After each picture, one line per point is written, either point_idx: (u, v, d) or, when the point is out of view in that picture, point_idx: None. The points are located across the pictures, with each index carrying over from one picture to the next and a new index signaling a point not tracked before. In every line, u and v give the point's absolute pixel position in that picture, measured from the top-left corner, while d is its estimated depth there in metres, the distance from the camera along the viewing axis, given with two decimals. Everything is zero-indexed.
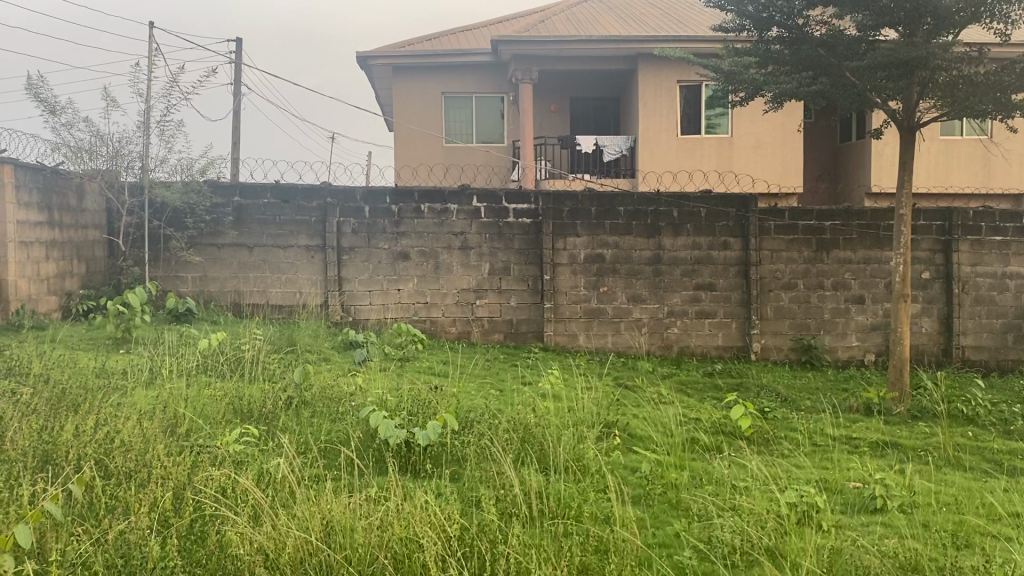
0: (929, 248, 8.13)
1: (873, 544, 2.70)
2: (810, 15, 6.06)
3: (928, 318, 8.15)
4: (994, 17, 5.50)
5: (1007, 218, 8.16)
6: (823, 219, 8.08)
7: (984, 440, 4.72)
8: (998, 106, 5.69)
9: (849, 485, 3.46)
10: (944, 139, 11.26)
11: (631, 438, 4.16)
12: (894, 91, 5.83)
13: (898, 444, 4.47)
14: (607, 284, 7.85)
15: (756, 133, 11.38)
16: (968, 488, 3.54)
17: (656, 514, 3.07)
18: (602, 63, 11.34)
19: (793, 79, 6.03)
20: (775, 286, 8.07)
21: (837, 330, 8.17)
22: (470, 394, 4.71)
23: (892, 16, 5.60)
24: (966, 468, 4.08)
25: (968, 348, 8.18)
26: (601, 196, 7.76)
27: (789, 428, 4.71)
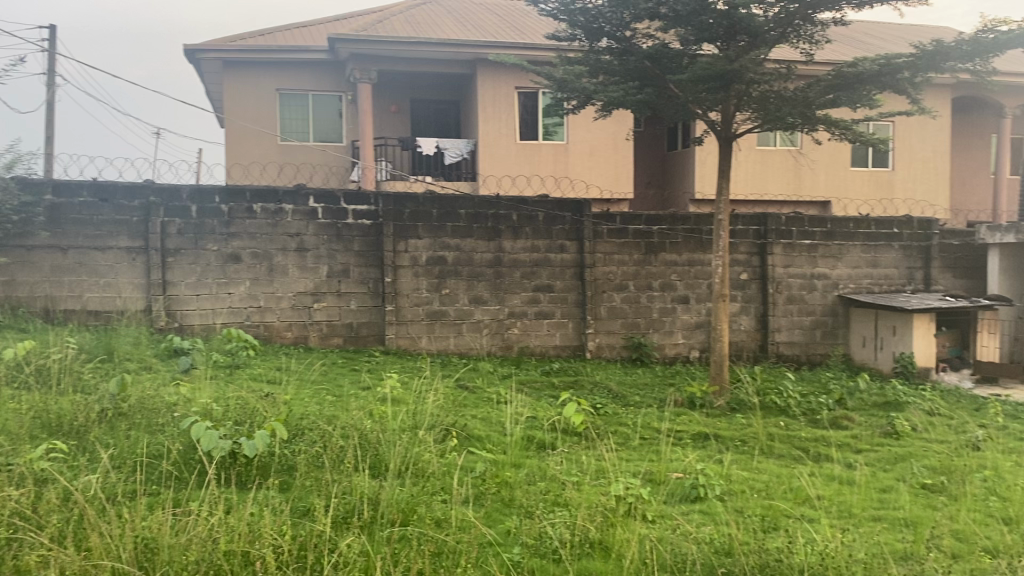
0: (747, 251, 8.66)
1: (692, 532, 2.84)
2: (636, 27, 6.34)
3: (746, 316, 8.69)
4: (800, 37, 6.07)
5: (814, 223, 8.83)
6: (651, 224, 8.46)
7: (794, 429, 5.08)
8: (805, 120, 6.11)
9: (672, 475, 3.62)
10: (760, 149, 12.03)
11: (468, 438, 4.17)
12: (713, 102, 6.18)
13: (717, 435, 4.74)
14: (448, 286, 7.88)
15: (590, 140, 11.76)
16: (778, 475, 3.79)
17: (489, 514, 3.09)
18: (441, 66, 11.36)
19: (621, 88, 6.23)
20: (608, 287, 8.38)
21: (665, 329, 8.59)
22: (303, 401, 4.57)
23: (711, 31, 5.89)
24: (778, 456, 4.37)
25: (782, 343, 8.79)
26: (440, 198, 7.78)
27: (618, 423, 4.90)
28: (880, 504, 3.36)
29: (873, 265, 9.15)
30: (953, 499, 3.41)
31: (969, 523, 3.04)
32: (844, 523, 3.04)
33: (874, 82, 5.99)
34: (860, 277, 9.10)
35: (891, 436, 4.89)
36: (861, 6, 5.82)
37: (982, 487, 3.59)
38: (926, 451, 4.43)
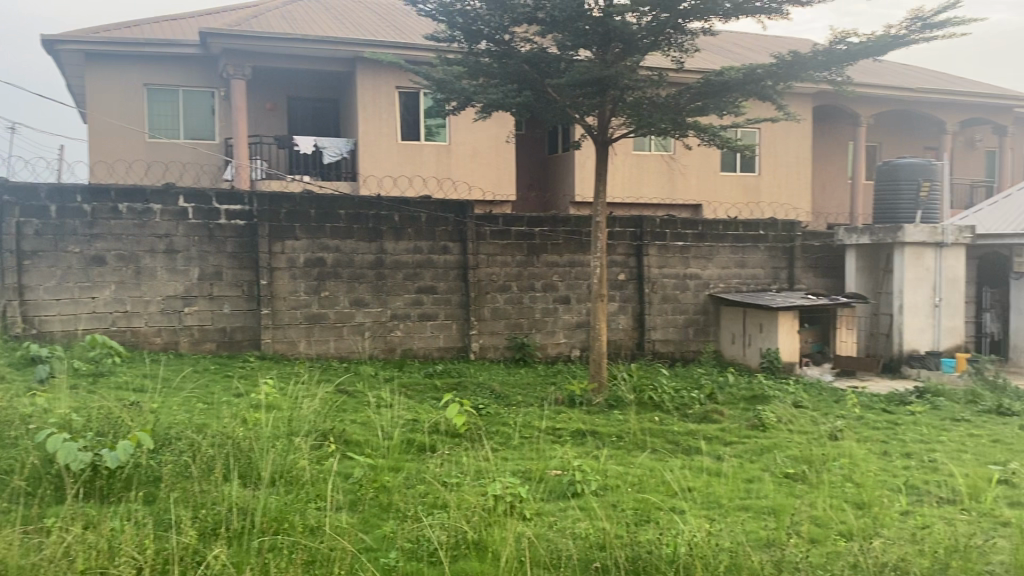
0: (624, 252, 8.89)
1: (568, 528, 2.90)
2: (515, 31, 6.38)
3: (624, 316, 8.92)
4: (671, 45, 6.28)
5: (687, 225, 9.15)
6: (533, 226, 8.57)
7: (667, 423, 5.25)
8: (676, 126, 6.32)
9: (551, 473, 3.67)
10: (635, 155, 12.30)
11: (347, 444, 4.09)
12: (590, 107, 6.31)
13: (595, 432, 4.84)
14: (328, 288, 7.74)
15: (471, 142, 11.80)
16: (651, 468, 3.90)
17: (366, 519, 3.06)
18: (319, 63, 11.15)
19: (500, 90, 6.30)
20: (491, 288, 8.43)
21: (547, 329, 8.71)
22: (172, 409, 4.39)
23: (587, 38, 6.01)
24: (653, 450, 4.50)
25: (657, 341, 9.07)
26: (319, 198, 7.63)
27: (500, 423, 4.93)
28: (746, 493, 3.51)
29: (741, 265, 9.57)
30: (812, 487, 3.60)
31: (826, 508, 3.22)
32: (713, 513, 3.16)
33: (739, 90, 6.25)
34: (729, 277, 9.50)
35: (757, 428, 5.11)
36: (727, 18, 6.06)
37: (839, 474, 3.80)
38: (787, 441, 4.65)
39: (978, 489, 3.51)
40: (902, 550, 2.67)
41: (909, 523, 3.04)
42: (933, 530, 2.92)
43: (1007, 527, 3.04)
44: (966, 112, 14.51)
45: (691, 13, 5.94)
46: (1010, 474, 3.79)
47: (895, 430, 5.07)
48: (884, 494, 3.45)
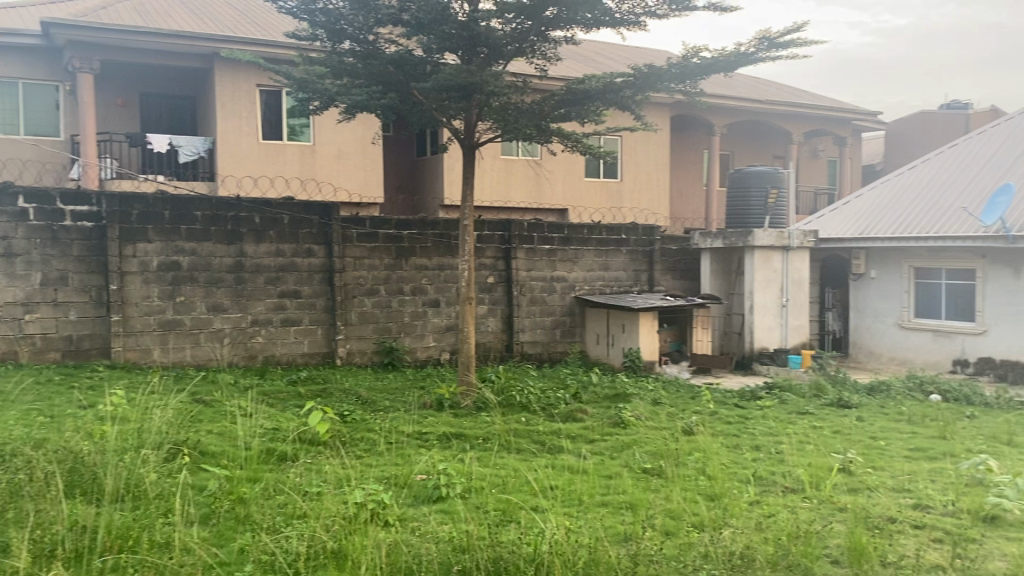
0: (492, 255, 8.95)
1: (431, 532, 2.89)
2: (380, 32, 6.28)
3: (493, 318, 8.97)
4: (535, 52, 6.38)
5: (553, 229, 9.31)
6: (400, 229, 8.51)
7: (533, 423, 5.31)
8: (540, 132, 6.43)
9: (416, 478, 3.64)
10: (503, 160, 12.34)
11: (203, 456, 3.93)
12: (456, 110, 6.31)
13: (462, 435, 4.83)
14: (184, 293, 7.42)
15: (337, 143, 11.61)
16: (516, 469, 3.94)
17: (221, 533, 2.95)
18: (174, 59, 10.68)
19: (365, 91, 6.21)
20: (358, 292, 8.30)
21: (416, 332, 8.67)
22: (9, 424, 4.09)
23: (452, 42, 6.02)
24: (518, 451, 4.54)
25: (525, 343, 9.17)
26: (175, 199, 7.31)
27: (365, 429, 4.86)
28: (606, 489, 3.60)
29: (606, 268, 9.81)
30: (669, 480, 3.74)
31: (682, 501, 3.34)
32: (575, 511, 3.23)
33: (600, 98, 6.42)
34: (594, 280, 9.72)
35: (619, 425, 5.25)
36: (588, 28, 6.22)
37: (693, 468, 3.96)
38: (646, 438, 4.81)
39: (819, 477, 3.74)
40: (750, 538, 2.81)
41: (757, 512, 3.20)
42: (778, 518, 3.08)
43: (844, 511, 3.25)
44: (809, 123, 15.43)
45: (554, 22, 6.05)
46: (847, 462, 4.06)
47: (746, 423, 5.33)
48: (734, 485, 3.62)
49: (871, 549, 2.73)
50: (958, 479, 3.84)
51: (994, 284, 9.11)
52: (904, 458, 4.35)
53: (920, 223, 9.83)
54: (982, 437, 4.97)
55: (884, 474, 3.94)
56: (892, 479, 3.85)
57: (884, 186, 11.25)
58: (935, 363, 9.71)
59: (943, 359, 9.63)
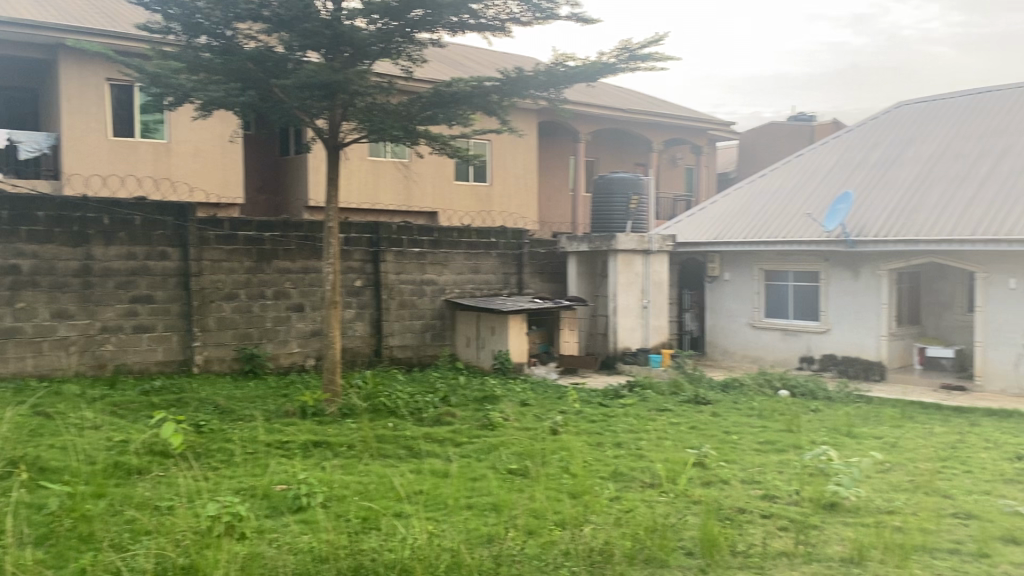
0: (360, 258, 8.76)
1: (290, 543, 2.82)
2: (238, 27, 6.07)
3: (361, 322, 8.77)
4: (401, 54, 6.34)
5: (422, 232, 9.25)
6: (261, 231, 8.30)
7: (399, 428, 5.25)
8: (407, 133, 6.37)
9: (275, 488, 3.53)
10: (371, 161, 12.15)
11: (41, 472, 3.69)
12: (318, 109, 6.18)
13: (326, 442, 4.72)
14: (24, 299, 6.90)
15: (194, 142, 11.17)
16: (380, 475, 3.88)
17: (61, 554, 2.78)
18: (13, 48, 9.97)
19: (222, 88, 5.86)
20: (216, 296, 7.99)
21: (279, 338, 8.45)
22: None
23: (314, 40, 5.89)
24: (384, 457, 4.48)
25: (394, 347, 9.04)
26: (13, 198, 6.81)
27: (222, 439, 4.68)
28: (471, 492, 3.60)
29: (475, 271, 9.84)
30: (532, 480, 3.78)
31: (545, 501, 3.38)
32: (439, 515, 3.21)
33: (466, 102, 6.44)
34: (463, 283, 9.72)
35: (487, 427, 5.27)
36: (454, 31, 6.24)
37: (557, 467, 4.03)
38: (512, 438, 4.85)
39: (675, 472, 3.87)
40: (610, 534, 2.88)
41: (616, 508, 3.28)
42: (636, 512, 3.18)
43: (698, 504, 3.38)
44: (669, 131, 16.01)
45: (420, 24, 6.04)
46: (702, 456, 4.22)
47: (610, 422, 5.46)
48: (596, 482, 3.70)
49: (722, 539, 2.86)
50: (803, 469, 4.07)
51: (836, 285, 9.74)
52: (755, 451, 4.57)
53: (771, 227, 10.36)
54: (825, 429, 5.30)
55: (736, 466, 4.13)
56: (742, 471, 4.04)
57: (738, 192, 11.80)
58: (783, 361, 10.27)
59: (791, 356, 10.19)
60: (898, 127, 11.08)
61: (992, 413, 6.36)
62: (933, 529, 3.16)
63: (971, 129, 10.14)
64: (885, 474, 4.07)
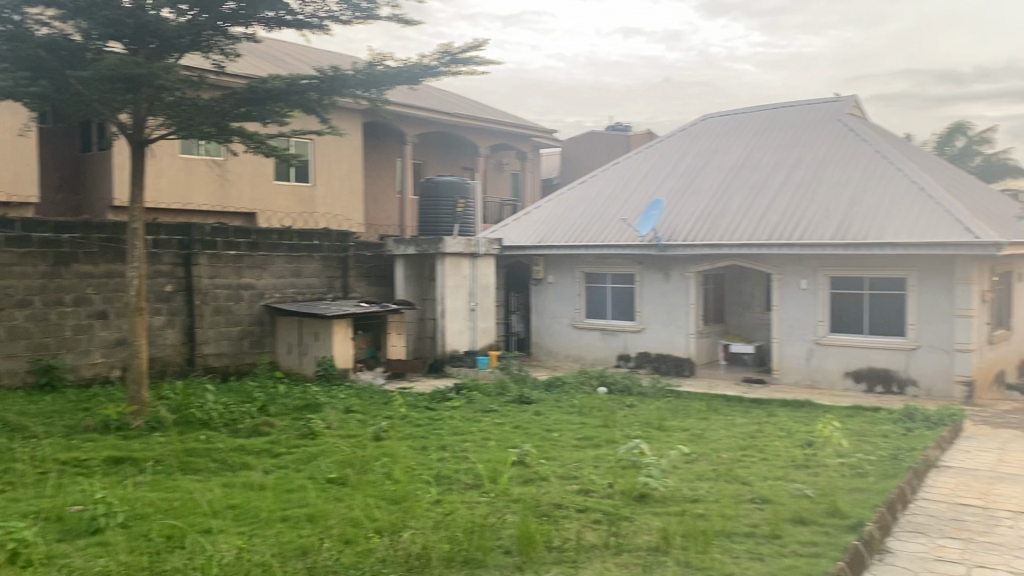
0: (170, 262, 8.30)
1: (84, 568, 2.63)
2: (29, 12, 5.57)
3: (172, 330, 8.31)
4: (211, 47, 6.06)
5: (239, 234, 8.87)
6: (59, 232, 7.69)
7: (212, 440, 5.01)
8: (220, 130, 6.07)
9: (70, 510, 3.27)
10: (184, 159, 11.56)
11: None
12: (121, 103, 5.78)
13: (131, 457, 4.43)
14: None
15: None
16: (190, 490, 3.69)
17: None
18: None
19: (8, 76, 5.36)
20: (6, 304, 7.31)
21: (80, 348, 7.85)
22: None
23: (116, 29, 5.52)
24: (196, 472, 4.26)
25: (209, 355, 8.62)
26: None
27: (10, 459, 4.28)
28: (287, 503, 3.49)
29: (296, 275, 9.56)
30: (354, 488, 3.71)
31: (364, 508, 3.33)
32: (251, 529, 3.09)
33: (284, 99, 6.26)
34: (284, 287, 9.42)
35: (307, 436, 5.13)
36: (270, 27, 6.06)
37: (379, 473, 3.97)
38: (333, 447, 4.75)
39: (496, 472, 3.92)
40: (429, 538, 2.88)
41: (436, 512, 3.28)
42: (455, 515, 3.19)
43: (517, 503, 3.43)
44: (494, 136, 16.26)
45: (233, 18, 5.85)
46: (523, 455, 4.30)
47: (434, 425, 5.46)
48: (417, 487, 3.68)
49: (538, 535, 2.92)
50: (616, 463, 4.23)
51: (650, 287, 10.22)
52: (573, 447, 4.70)
53: (590, 232, 10.73)
54: (639, 423, 5.54)
55: (554, 463, 4.24)
56: (561, 468, 4.15)
57: (560, 198, 12.15)
58: (603, 359, 10.66)
59: (610, 354, 10.59)
60: (703, 139, 11.78)
61: (787, 404, 6.89)
62: (732, 514, 3.37)
63: (767, 142, 10.94)
64: (691, 464, 4.30)
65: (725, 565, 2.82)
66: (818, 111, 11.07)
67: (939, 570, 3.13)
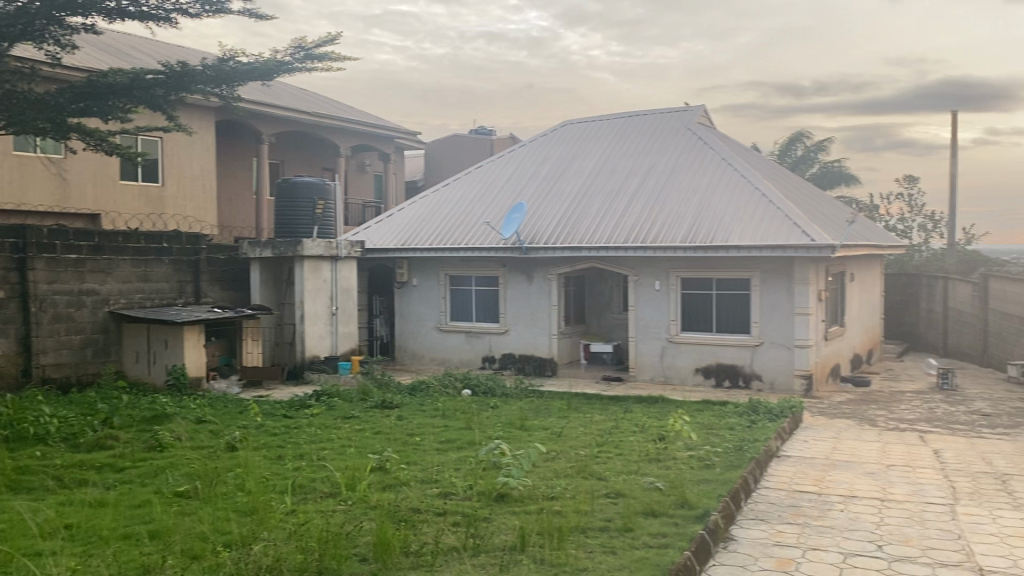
0: (3, 266, 7.71)
1: None
2: None
3: (5, 339, 7.70)
4: (45, 37, 5.70)
5: (80, 236, 8.36)
6: None
7: (48, 457, 4.69)
8: (56, 127, 5.71)
9: None
10: (18, 156, 10.81)
11: None
12: None
13: None
14: None
15: None
16: (21, 511, 3.44)
17: None
18: None
19: None
20: None
21: None
22: None
23: None
24: (28, 491, 3.97)
25: (48, 366, 8.06)
26: None
27: None
28: (129, 521, 3.31)
29: (144, 279, 9.08)
30: (202, 501, 3.56)
31: (213, 522, 3.20)
32: (89, 549, 2.92)
33: (127, 95, 5.97)
34: (130, 293, 8.93)
35: (155, 449, 4.88)
36: (112, 19, 5.76)
37: (231, 485, 3.83)
38: (183, 459, 4.54)
39: (355, 479, 3.86)
40: (282, 550, 2.81)
41: (291, 522, 3.20)
42: (310, 524, 3.12)
43: (375, 509, 3.39)
44: (355, 137, 16.04)
45: (69, 7, 5.50)
46: (383, 460, 4.25)
47: (292, 434, 5.31)
48: (271, 497, 3.57)
49: (396, 539, 2.89)
50: (476, 465, 4.25)
51: (513, 289, 10.34)
52: (434, 451, 4.69)
53: (453, 235, 10.75)
54: (501, 424, 5.59)
55: (414, 468, 4.21)
56: (421, 472, 4.13)
57: (423, 201, 12.10)
58: (467, 362, 10.69)
59: (474, 357, 10.64)
60: (564, 145, 12.03)
61: (642, 400, 7.14)
62: (588, 509, 3.46)
63: (624, 149, 11.29)
64: (549, 463, 4.38)
65: (580, 559, 2.89)
66: (670, 120, 11.54)
67: (777, 555, 3.31)
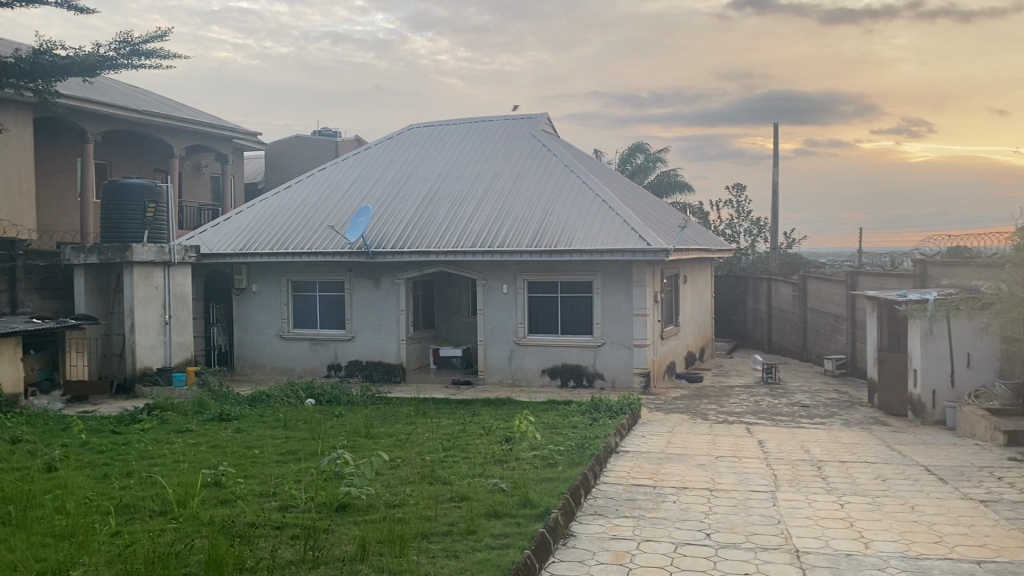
0: None
1: None
2: None
3: None
4: None
5: None
6: None
7: None
8: None
9: None
10: None
11: None
12: None
13: None
14: None
15: None
16: None
17: None
18: None
19: None
20: None
21: None
22: None
23: None
24: None
25: None
26: None
27: None
28: None
29: None
30: (16, 527, 3.31)
31: (27, 550, 2.98)
32: None
33: None
34: None
35: None
36: None
37: (48, 508, 3.58)
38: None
39: (187, 495, 3.69)
40: None
41: (114, 545, 3.02)
42: (137, 546, 2.96)
43: (207, 526, 3.26)
44: (187, 137, 15.36)
45: None
46: (218, 475, 4.09)
47: (121, 451, 5.02)
48: (95, 519, 3.37)
49: (229, 555, 2.79)
50: (318, 476, 4.17)
51: (359, 294, 10.20)
52: (274, 463, 4.55)
53: (296, 239, 10.48)
54: (345, 433, 5.49)
55: (253, 481, 4.08)
56: (259, 485, 4.00)
57: (265, 204, 11.73)
58: (312, 369, 10.44)
59: (319, 364, 10.41)
60: (409, 149, 11.99)
61: (489, 403, 7.21)
62: (430, 514, 3.46)
63: (470, 154, 11.38)
64: (393, 470, 4.34)
65: (420, 565, 2.89)
66: (515, 128, 11.75)
67: (613, 548, 3.43)
